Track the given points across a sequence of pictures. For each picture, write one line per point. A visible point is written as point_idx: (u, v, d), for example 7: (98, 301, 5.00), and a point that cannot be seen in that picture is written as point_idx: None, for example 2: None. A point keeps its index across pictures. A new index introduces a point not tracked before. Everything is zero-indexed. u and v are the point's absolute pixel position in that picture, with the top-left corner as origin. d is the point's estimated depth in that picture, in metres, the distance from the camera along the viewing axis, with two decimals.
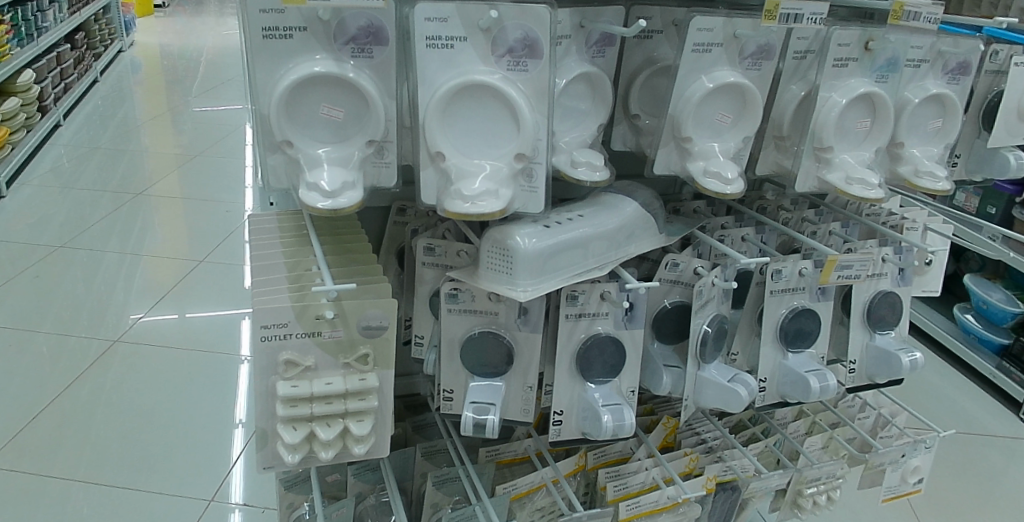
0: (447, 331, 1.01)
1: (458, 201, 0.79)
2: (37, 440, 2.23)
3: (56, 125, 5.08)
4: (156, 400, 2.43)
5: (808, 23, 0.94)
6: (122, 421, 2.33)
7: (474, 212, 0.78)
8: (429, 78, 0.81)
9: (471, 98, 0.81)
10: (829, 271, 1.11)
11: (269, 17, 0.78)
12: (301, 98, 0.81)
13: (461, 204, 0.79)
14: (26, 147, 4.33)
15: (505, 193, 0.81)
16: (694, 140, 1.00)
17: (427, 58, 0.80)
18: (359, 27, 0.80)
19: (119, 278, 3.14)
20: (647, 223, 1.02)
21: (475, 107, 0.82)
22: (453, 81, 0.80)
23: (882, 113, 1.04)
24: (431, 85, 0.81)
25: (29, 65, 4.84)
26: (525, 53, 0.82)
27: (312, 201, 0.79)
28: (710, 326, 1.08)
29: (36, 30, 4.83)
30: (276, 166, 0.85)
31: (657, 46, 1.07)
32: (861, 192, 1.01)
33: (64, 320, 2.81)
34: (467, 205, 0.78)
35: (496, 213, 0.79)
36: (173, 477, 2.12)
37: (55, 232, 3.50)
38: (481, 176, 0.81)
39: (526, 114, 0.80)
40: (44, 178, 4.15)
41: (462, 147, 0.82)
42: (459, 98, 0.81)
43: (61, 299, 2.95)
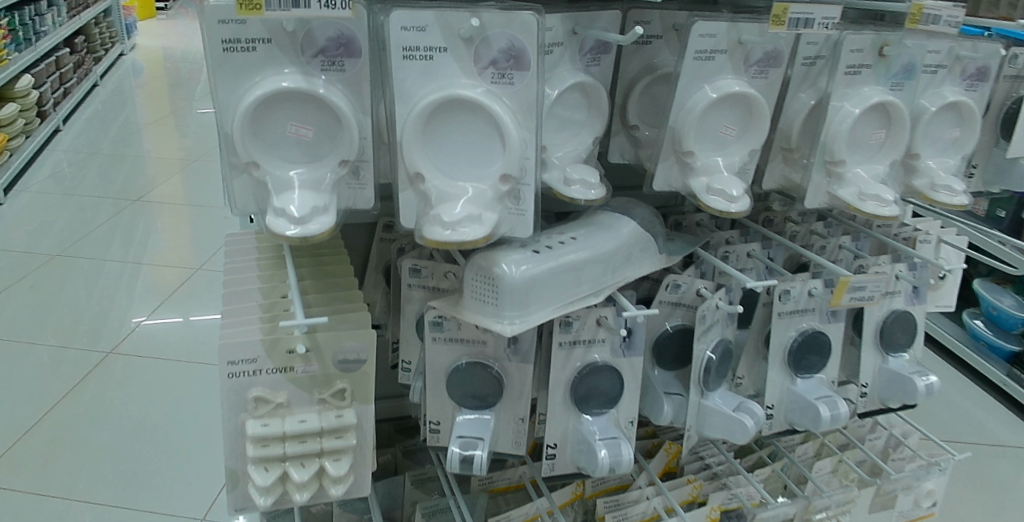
0: (432, 360, 0.94)
1: (438, 227, 0.72)
2: (28, 456, 2.14)
3: (55, 131, 5.02)
4: (152, 411, 2.33)
5: (819, 28, 0.86)
6: (116, 435, 2.23)
7: (455, 240, 0.72)
8: (406, 93, 0.74)
9: (453, 115, 0.74)
10: (840, 294, 1.02)
11: (230, 27, 0.71)
12: (267, 116, 0.74)
13: (441, 230, 0.72)
14: (23, 152, 4.25)
15: (490, 218, 0.74)
16: (696, 154, 0.93)
17: (403, 71, 0.73)
18: (329, 38, 0.72)
19: (119, 285, 3.07)
20: (646, 245, 0.95)
21: (457, 124, 0.75)
22: (432, 96, 0.73)
23: (896, 123, 0.97)
24: (408, 100, 0.74)
25: (27, 71, 4.78)
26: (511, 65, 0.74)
27: (280, 229, 0.72)
28: (714, 353, 1.01)
29: (35, 35, 4.75)
30: (243, 188, 0.78)
31: (656, 52, 0.99)
32: (874, 209, 0.94)
33: (61, 329, 2.74)
34: (448, 233, 0.72)
35: (480, 241, 0.73)
36: (162, 492, 2.03)
37: (52, 239, 3.43)
38: (463, 200, 0.74)
39: (512, 132, 0.73)
40: (42, 184, 4.08)
41: (444, 168, 0.76)
42: (439, 115, 0.74)
43: (58, 307, 2.88)
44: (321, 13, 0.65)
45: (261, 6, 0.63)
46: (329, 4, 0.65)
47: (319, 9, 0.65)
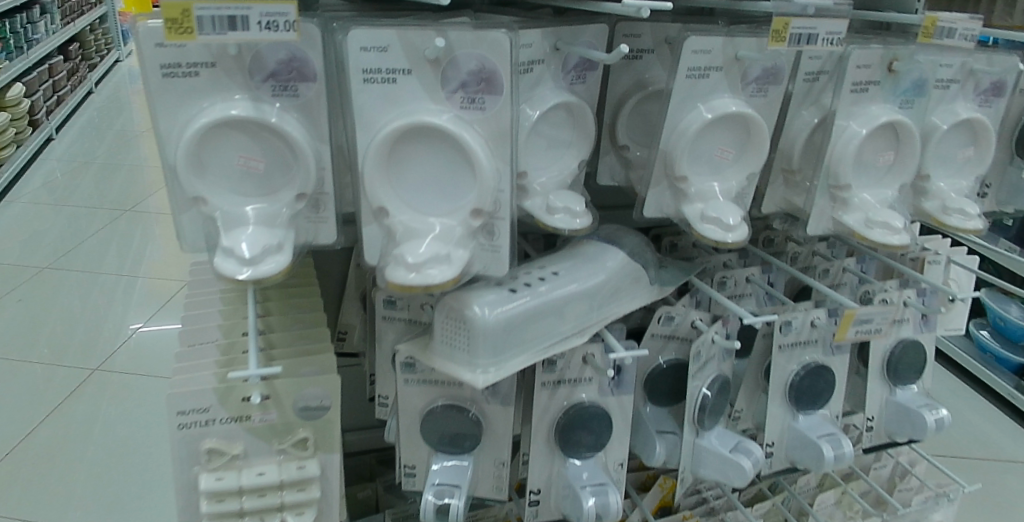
0: (405, 402, 0.87)
1: (401, 268, 0.65)
2: (20, 469, 1.96)
3: (48, 139, 4.94)
4: (150, 417, 2.17)
5: (823, 44, 0.79)
6: (114, 443, 2.05)
7: (419, 283, 0.64)
8: (366, 120, 0.67)
9: (419, 144, 0.67)
10: (844, 327, 0.95)
11: (169, 51, 0.63)
12: (212, 147, 0.66)
13: (405, 272, 0.64)
14: (13, 163, 4.16)
15: (460, 257, 0.67)
16: (689, 180, 0.85)
17: (363, 96, 0.66)
18: (279, 61, 0.65)
19: (117, 291, 2.95)
20: (636, 276, 0.88)
21: (424, 154, 0.68)
22: (395, 124, 0.66)
23: (905, 142, 0.90)
24: (369, 127, 0.67)
25: (20, 78, 4.71)
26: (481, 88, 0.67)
27: (228, 271, 0.64)
28: (710, 390, 0.94)
29: (27, 43, 4.64)
30: (191, 226, 0.71)
31: (647, 67, 0.92)
32: (882, 237, 0.87)
33: (54, 337, 2.59)
34: (412, 275, 0.64)
35: (449, 283, 0.65)
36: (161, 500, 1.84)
37: (42, 247, 3.33)
38: (431, 238, 0.67)
39: (483, 163, 0.66)
40: (33, 194, 3.98)
41: (411, 202, 0.69)
42: (404, 144, 0.67)
43: (52, 314, 2.76)
44: (264, 37, 0.57)
45: (193, 28, 0.55)
46: (272, 27, 0.57)
47: (261, 33, 0.57)
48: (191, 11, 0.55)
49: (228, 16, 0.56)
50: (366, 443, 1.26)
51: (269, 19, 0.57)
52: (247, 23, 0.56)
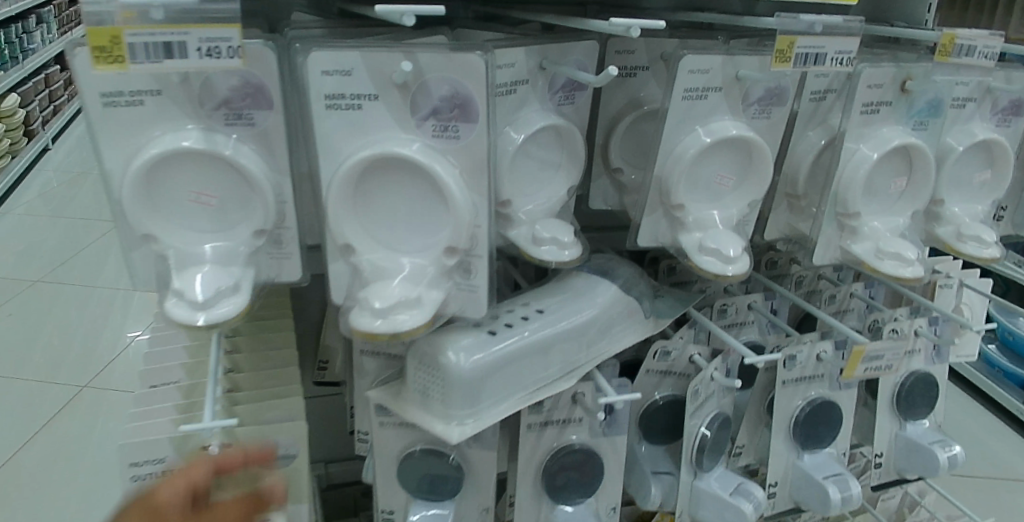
0: (380, 446, 0.81)
1: (367, 314, 0.59)
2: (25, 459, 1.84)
3: (45, 148, 4.90)
4: None
5: (831, 65, 0.73)
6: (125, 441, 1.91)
7: (386, 331, 0.58)
8: (329, 150, 0.61)
9: (388, 175, 0.61)
10: (853, 364, 0.90)
11: (111, 78, 0.57)
12: (161, 181, 0.60)
13: (370, 319, 0.58)
14: (6, 174, 4.10)
15: (432, 301, 0.61)
16: (686, 208, 0.79)
17: (325, 124, 0.60)
18: (231, 88, 0.59)
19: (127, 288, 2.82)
20: (629, 311, 0.82)
21: (394, 186, 0.62)
22: (360, 154, 0.60)
23: (919, 166, 0.84)
24: (332, 158, 0.61)
25: (18, 87, 4.66)
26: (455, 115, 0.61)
27: (181, 315, 0.58)
28: (709, 429, 0.88)
29: (24, 52, 4.57)
30: (140, 265, 0.65)
31: (642, 85, 0.86)
32: (893, 269, 0.81)
33: (64, 330, 2.47)
34: (378, 321, 0.58)
35: (420, 329, 0.60)
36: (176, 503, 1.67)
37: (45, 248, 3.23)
38: (400, 280, 0.61)
39: (457, 197, 0.60)
40: (31, 202, 3.92)
41: (379, 238, 0.63)
42: (371, 175, 0.61)
43: (63, 307, 2.66)
44: (204, 64, 0.53)
45: (123, 56, 0.52)
46: (213, 53, 0.53)
47: (200, 60, 0.53)
48: (121, 39, 0.51)
49: (162, 43, 0.52)
50: (355, 473, 1.19)
51: (208, 45, 0.53)
52: (185, 50, 0.53)
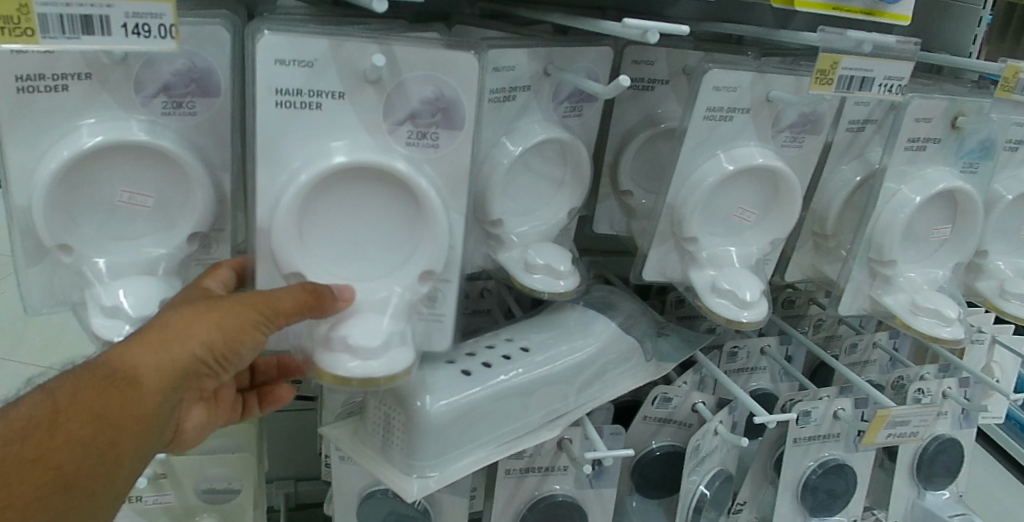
0: (338, 484, 0.73)
1: (339, 353, 0.49)
2: None
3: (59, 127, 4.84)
4: None
5: (879, 91, 0.64)
6: None
7: (359, 377, 0.48)
8: (273, 157, 0.51)
9: (346, 190, 0.53)
10: (874, 430, 0.82)
11: (29, 59, 0.49)
12: (83, 180, 0.52)
13: (343, 358, 0.49)
14: None
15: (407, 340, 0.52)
16: (699, 242, 0.70)
17: (274, 123, 0.51)
18: (174, 72, 0.53)
19: None
20: (629, 352, 0.72)
21: (353, 203, 0.54)
22: (319, 167, 0.51)
23: (964, 213, 0.76)
24: (277, 166, 0.52)
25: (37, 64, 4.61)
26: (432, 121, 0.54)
27: (112, 337, 0.52)
28: (708, 488, 0.79)
29: None
30: (59, 274, 0.55)
31: (660, 101, 0.77)
32: (928, 326, 0.72)
33: None
34: (351, 365, 0.49)
35: (399, 375, 0.50)
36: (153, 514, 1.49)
37: None
38: (374, 313, 0.51)
39: (435, 207, 0.53)
40: None
41: (336, 261, 0.54)
42: (326, 192, 0.53)
43: None
44: (131, 44, 0.46)
45: (34, 29, 0.44)
46: (143, 31, 0.46)
47: (126, 38, 0.46)
48: (30, 8, 0.43)
49: (81, 15, 0.45)
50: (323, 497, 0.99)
51: (136, 21, 0.46)
52: (107, 24, 0.45)
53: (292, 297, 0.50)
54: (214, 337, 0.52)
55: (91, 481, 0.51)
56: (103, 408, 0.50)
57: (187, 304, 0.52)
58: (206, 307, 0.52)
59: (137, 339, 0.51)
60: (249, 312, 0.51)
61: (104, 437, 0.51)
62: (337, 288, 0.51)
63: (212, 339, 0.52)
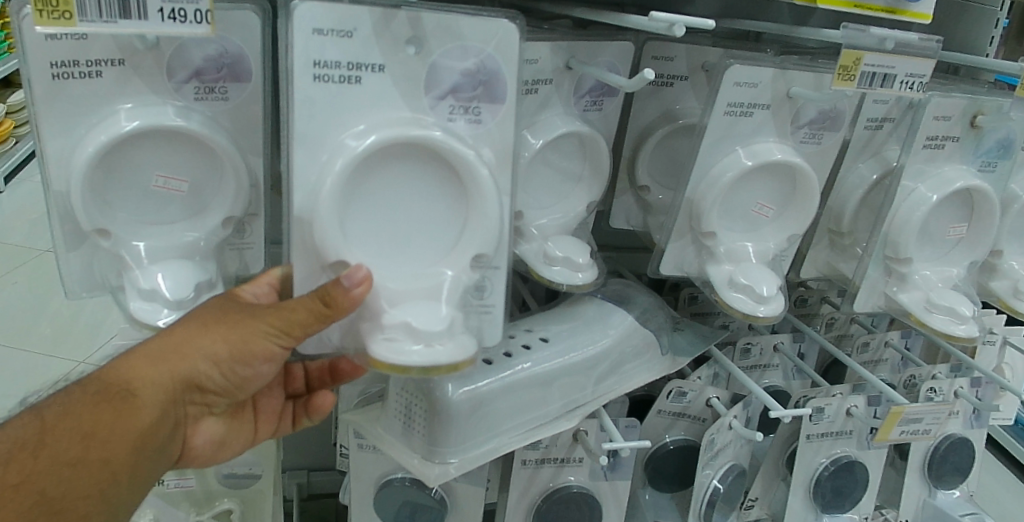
0: (356, 471, 0.74)
1: (403, 341, 0.48)
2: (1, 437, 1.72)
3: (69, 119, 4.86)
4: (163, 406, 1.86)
5: (900, 88, 0.65)
6: None
7: (425, 366, 0.47)
8: (312, 138, 0.52)
9: (384, 175, 0.54)
10: (889, 427, 0.82)
11: (63, 44, 0.50)
12: (119, 165, 0.54)
13: (409, 345, 0.48)
14: None
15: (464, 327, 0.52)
16: (718, 236, 0.71)
17: (310, 96, 0.51)
18: (206, 57, 0.54)
19: None
20: (646, 345, 0.73)
21: (393, 188, 0.54)
22: (360, 145, 0.51)
23: (980, 212, 0.77)
24: (320, 144, 0.52)
25: None
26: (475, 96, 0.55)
27: (150, 319, 0.54)
28: (722, 483, 0.80)
29: None
30: (98, 256, 0.57)
31: (678, 96, 0.77)
32: (944, 324, 0.73)
33: None
34: (415, 354, 0.47)
35: (463, 363, 0.49)
36: None
37: None
38: (434, 304, 0.50)
39: (481, 175, 0.53)
40: None
41: (382, 245, 0.54)
42: (363, 180, 0.53)
43: None
44: (168, 29, 0.47)
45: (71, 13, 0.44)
46: (179, 16, 0.47)
47: (163, 23, 0.47)
48: None
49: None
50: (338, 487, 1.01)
51: (171, 6, 0.47)
52: (145, 10, 0.46)
53: (304, 305, 0.50)
54: (217, 351, 0.54)
55: (85, 500, 0.52)
56: (99, 422, 0.53)
57: (193, 319, 0.54)
58: (212, 322, 0.54)
59: (134, 357, 0.54)
60: (259, 325, 0.53)
61: (95, 456, 0.52)
62: (345, 274, 0.49)
63: (216, 351, 0.54)
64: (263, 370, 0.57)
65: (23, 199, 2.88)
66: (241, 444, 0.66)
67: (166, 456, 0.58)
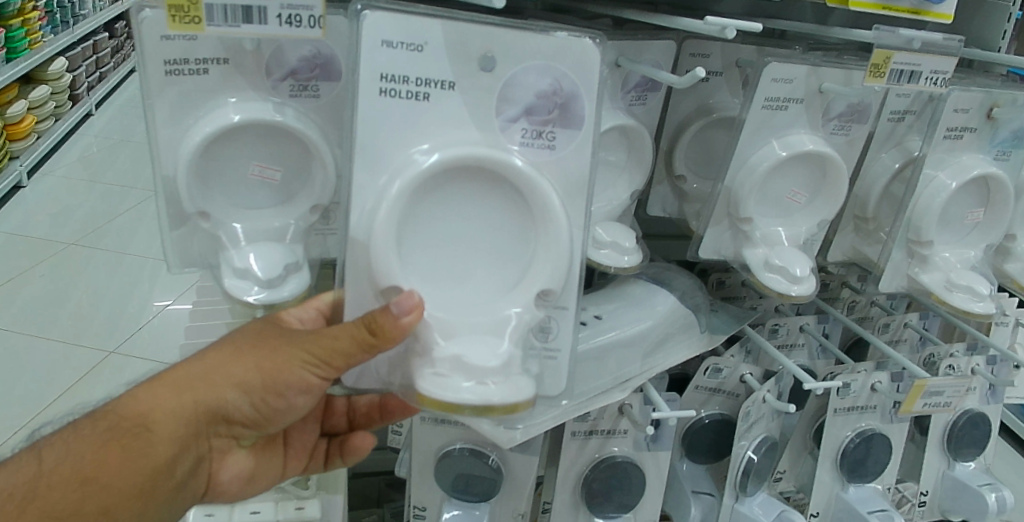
0: (419, 444, 0.80)
1: (457, 374, 0.51)
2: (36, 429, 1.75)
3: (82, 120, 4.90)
4: None
5: (926, 84, 0.71)
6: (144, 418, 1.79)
7: (475, 403, 0.49)
8: (377, 155, 0.56)
9: (442, 202, 0.58)
10: (912, 399, 0.87)
11: (178, 45, 0.57)
12: (218, 154, 0.60)
13: (459, 380, 0.50)
14: None
15: (521, 367, 0.54)
16: (754, 222, 0.76)
17: (375, 110, 0.56)
18: (301, 57, 0.60)
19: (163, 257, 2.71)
20: (685, 323, 0.79)
21: (451, 216, 0.58)
22: (425, 163, 0.56)
23: (997, 199, 0.82)
24: (379, 166, 0.56)
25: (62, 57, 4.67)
26: (549, 120, 0.58)
27: (242, 294, 0.59)
28: (756, 453, 0.85)
29: None
30: (197, 236, 0.63)
31: (714, 91, 0.83)
32: (964, 302, 0.78)
33: None
34: (466, 391, 0.49)
35: (517, 405, 0.51)
36: None
37: None
38: (487, 337, 0.53)
39: (547, 199, 0.57)
40: None
41: (439, 273, 0.58)
42: (424, 202, 0.57)
43: None
44: (284, 31, 0.54)
45: (201, 17, 0.52)
46: (294, 21, 0.54)
47: (280, 26, 0.54)
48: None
49: (242, 7, 0.53)
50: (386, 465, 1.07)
51: (288, 12, 0.54)
52: (264, 16, 0.53)
53: (348, 332, 0.53)
54: (246, 382, 0.57)
55: None
56: (98, 469, 0.55)
57: (225, 347, 0.58)
58: (242, 350, 0.57)
59: (153, 392, 0.58)
60: (298, 354, 0.56)
61: (93, 503, 0.55)
62: (396, 303, 0.52)
63: (246, 380, 0.57)
64: (298, 402, 0.59)
65: (42, 194, 2.94)
66: (268, 476, 0.71)
67: (184, 490, 0.62)
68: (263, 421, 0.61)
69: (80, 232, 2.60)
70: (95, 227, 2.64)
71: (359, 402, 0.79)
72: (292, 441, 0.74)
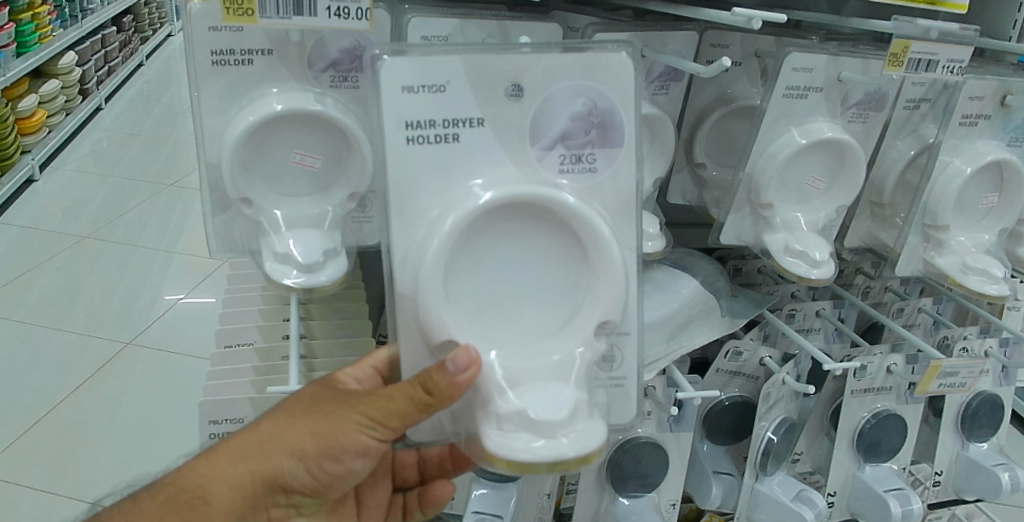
0: None
1: (522, 431, 0.49)
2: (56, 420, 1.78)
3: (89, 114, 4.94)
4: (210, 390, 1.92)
5: (942, 72, 0.73)
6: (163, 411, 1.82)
7: (551, 459, 0.48)
8: (410, 209, 0.55)
9: (496, 240, 0.56)
10: (927, 380, 0.90)
11: (226, 37, 0.60)
12: (261, 144, 0.63)
13: (523, 438, 0.49)
14: None
15: (589, 412, 0.52)
16: (775, 209, 0.78)
17: (406, 157, 0.55)
18: (341, 50, 0.63)
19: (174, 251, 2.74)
20: (707, 306, 0.82)
21: (499, 256, 0.57)
22: (478, 200, 0.54)
23: (1011, 184, 0.84)
24: (426, 201, 0.55)
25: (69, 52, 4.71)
26: (584, 143, 0.57)
27: (281, 276, 0.61)
28: (775, 434, 0.87)
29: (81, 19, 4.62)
30: (237, 221, 0.66)
31: (734, 81, 0.85)
32: (979, 285, 0.80)
33: None
34: (538, 449, 0.48)
35: (589, 455, 0.50)
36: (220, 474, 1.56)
37: None
38: (553, 383, 0.52)
39: (599, 232, 0.56)
40: None
41: (490, 315, 0.56)
42: (478, 241, 0.56)
43: None
44: (333, 23, 0.57)
45: (254, 9, 0.56)
46: (343, 13, 0.58)
47: (329, 19, 0.57)
48: None
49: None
50: None
51: (338, 5, 0.57)
52: (315, 9, 0.57)
53: (403, 392, 0.54)
54: (304, 447, 0.58)
55: None
56: None
57: (283, 413, 0.59)
58: (297, 415, 0.59)
59: (211, 465, 0.59)
60: (352, 416, 0.56)
61: None
62: (452, 359, 0.51)
63: (302, 446, 0.58)
64: (356, 465, 0.59)
65: (54, 188, 2.97)
66: None
67: None
68: (322, 487, 0.61)
69: (93, 225, 2.63)
70: (107, 220, 2.67)
71: (429, 453, 0.79)
72: (366, 499, 0.76)
